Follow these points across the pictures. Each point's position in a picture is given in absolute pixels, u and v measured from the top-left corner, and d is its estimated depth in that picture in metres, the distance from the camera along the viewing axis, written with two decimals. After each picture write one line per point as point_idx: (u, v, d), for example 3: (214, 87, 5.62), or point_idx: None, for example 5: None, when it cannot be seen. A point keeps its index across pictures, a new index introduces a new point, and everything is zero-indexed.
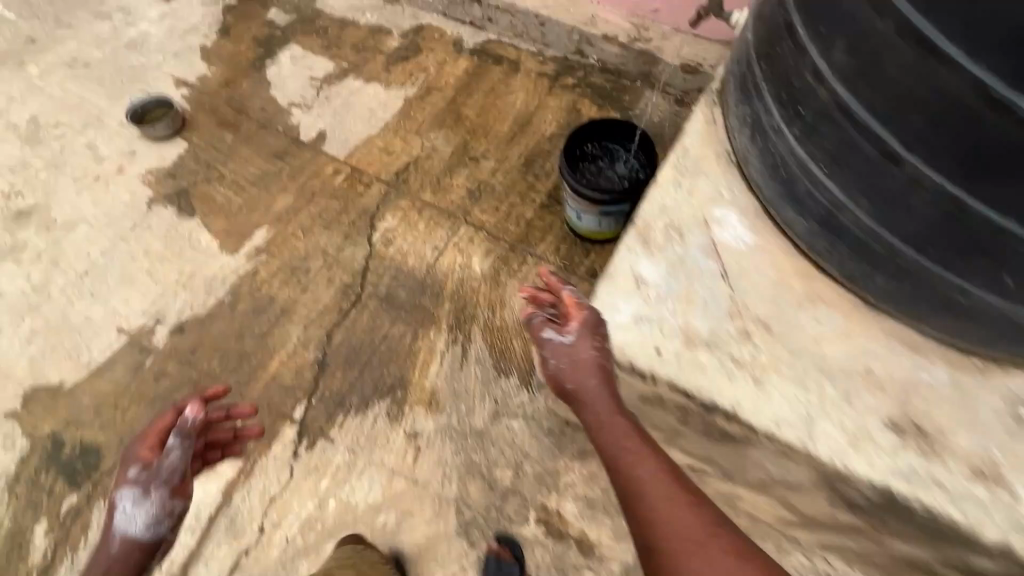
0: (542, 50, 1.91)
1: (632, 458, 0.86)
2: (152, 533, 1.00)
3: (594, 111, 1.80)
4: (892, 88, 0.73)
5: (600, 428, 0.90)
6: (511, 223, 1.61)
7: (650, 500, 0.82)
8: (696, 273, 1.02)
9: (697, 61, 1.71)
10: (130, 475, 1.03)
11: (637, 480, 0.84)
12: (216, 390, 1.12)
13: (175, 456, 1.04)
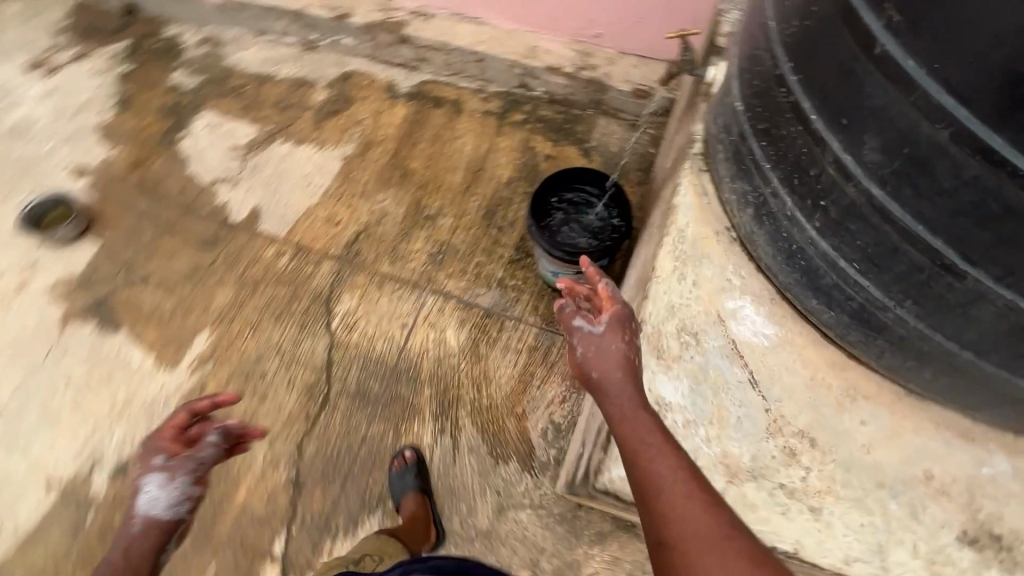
0: (483, 87, 1.79)
1: (649, 450, 0.78)
2: (173, 516, 0.99)
3: (549, 147, 1.69)
4: (948, 201, 0.64)
5: (619, 419, 0.83)
6: (481, 286, 1.48)
7: (665, 495, 0.73)
8: (724, 386, 0.93)
9: (648, 85, 1.62)
10: (156, 462, 0.99)
11: (654, 473, 0.76)
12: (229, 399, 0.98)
13: (202, 454, 0.99)
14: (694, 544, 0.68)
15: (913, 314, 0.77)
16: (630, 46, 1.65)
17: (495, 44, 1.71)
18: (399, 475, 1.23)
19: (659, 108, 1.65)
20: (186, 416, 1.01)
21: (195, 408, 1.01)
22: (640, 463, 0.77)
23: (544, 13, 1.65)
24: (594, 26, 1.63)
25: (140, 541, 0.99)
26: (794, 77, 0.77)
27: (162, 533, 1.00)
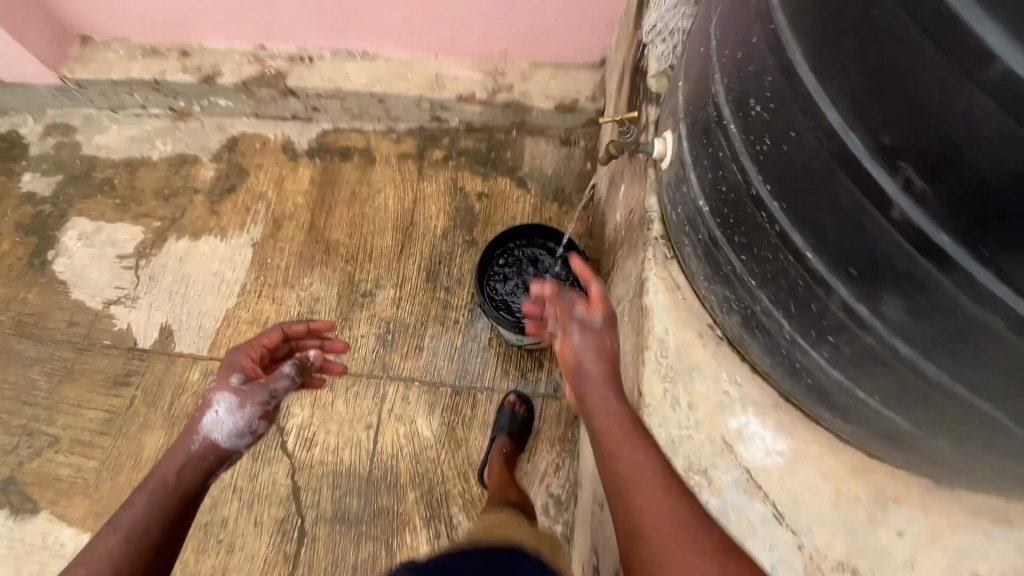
0: (392, 127, 1.60)
1: (626, 447, 0.76)
2: (232, 445, 1.02)
3: (480, 183, 1.55)
4: (981, 356, 0.49)
5: (597, 416, 0.81)
6: (442, 360, 1.35)
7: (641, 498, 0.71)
8: (748, 526, 0.83)
9: (571, 98, 1.48)
10: (233, 381, 1.04)
11: (630, 473, 0.74)
12: (323, 325, 1.10)
13: (278, 384, 1.07)
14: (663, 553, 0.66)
15: (931, 434, 0.63)
16: (542, 57, 1.50)
17: (394, 79, 1.51)
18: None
19: (587, 120, 1.53)
20: (275, 339, 1.08)
21: (286, 332, 1.10)
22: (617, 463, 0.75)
23: (441, 35, 1.46)
24: (499, 42, 1.46)
25: (191, 464, 0.95)
26: (757, 177, 0.59)
27: (215, 460, 0.99)
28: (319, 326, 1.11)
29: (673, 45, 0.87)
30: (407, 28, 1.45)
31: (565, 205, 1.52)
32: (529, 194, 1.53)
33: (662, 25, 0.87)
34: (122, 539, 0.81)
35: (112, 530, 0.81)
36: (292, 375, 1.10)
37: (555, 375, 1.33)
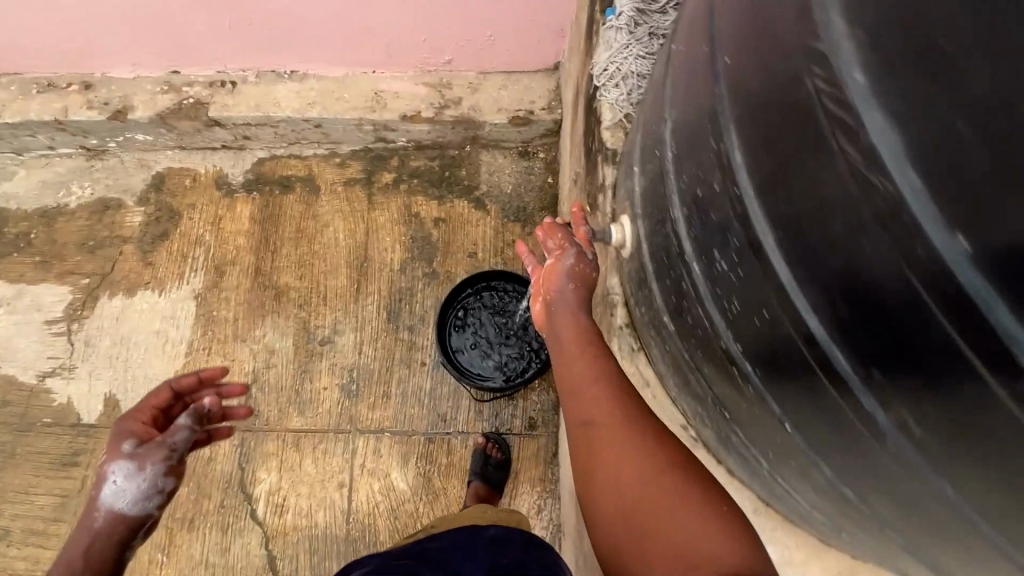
0: (334, 151, 1.46)
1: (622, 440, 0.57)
2: (140, 511, 0.82)
3: (435, 208, 1.44)
4: None
5: (581, 405, 0.61)
6: (410, 407, 1.29)
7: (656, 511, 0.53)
8: None
9: (525, 110, 1.36)
10: (124, 448, 0.82)
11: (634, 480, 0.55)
12: (215, 372, 0.92)
13: (179, 439, 0.85)
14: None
15: None
16: (491, 64, 1.36)
17: (330, 101, 1.37)
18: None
19: (544, 131, 1.41)
20: (166, 397, 0.89)
21: (178, 387, 0.91)
22: (615, 463, 0.57)
23: (376, 49, 1.31)
24: (442, 51, 1.32)
25: (99, 542, 0.79)
26: None
27: (128, 532, 0.82)
28: (208, 372, 0.92)
29: (629, 90, 0.78)
30: (337, 42, 1.29)
31: (529, 225, 1.42)
32: (489, 216, 1.43)
33: (614, 68, 0.78)
34: None
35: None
36: (194, 425, 0.88)
37: (531, 413, 1.28)
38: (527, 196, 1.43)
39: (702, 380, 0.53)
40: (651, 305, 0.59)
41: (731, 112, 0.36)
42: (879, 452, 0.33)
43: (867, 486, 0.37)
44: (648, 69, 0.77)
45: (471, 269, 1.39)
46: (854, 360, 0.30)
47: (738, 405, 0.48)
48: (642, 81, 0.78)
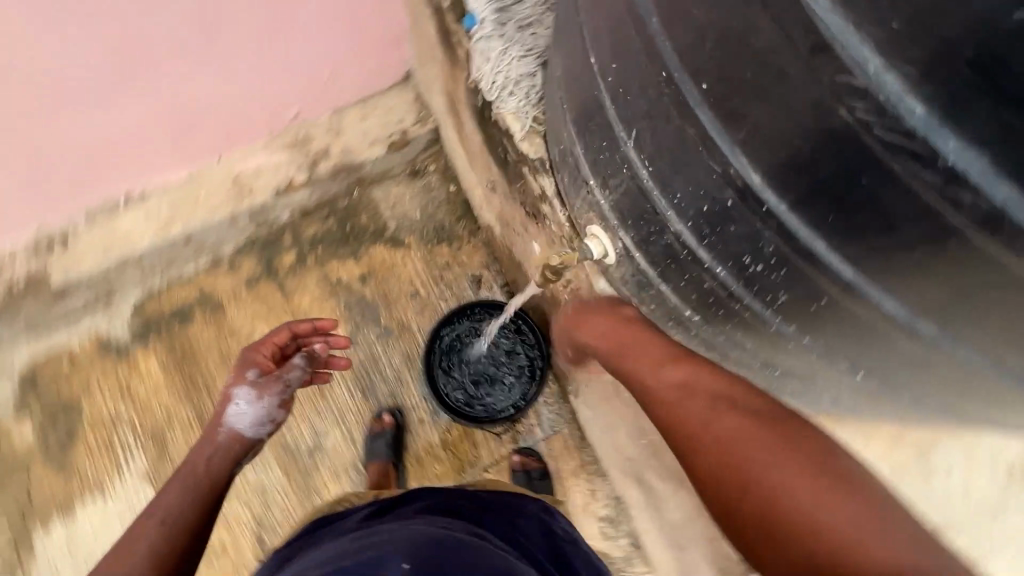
0: (216, 257, 1.29)
1: (751, 450, 0.60)
2: (254, 435, 0.89)
3: (355, 265, 1.34)
4: None
5: (692, 445, 0.64)
6: (430, 466, 1.24)
7: (800, 499, 0.54)
8: None
9: (397, 131, 1.27)
10: (251, 374, 0.90)
11: (765, 486, 0.57)
12: (331, 326, 0.94)
13: (294, 378, 0.93)
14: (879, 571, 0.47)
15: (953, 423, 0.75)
16: (345, 99, 1.20)
17: (186, 209, 1.17)
18: (375, 437, 1.20)
19: (426, 145, 1.33)
20: (286, 337, 0.93)
21: (297, 330, 0.94)
22: (751, 478, 0.58)
23: (207, 131, 1.09)
24: (285, 104, 1.14)
25: (217, 457, 0.85)
26: None
27: (240, 452, 0.88)
28: (326, 322, 0.95)
29: (524, 93, 0.75)
30: (158, 142, 1.06)
31: (455, 241, 1.36)
32: (412, 250, 1.35)
33: (502, 77, 0.74)
34: (159, 524, 0.73)
35: (150, 513, 0.75)
36: (304, 367, 0.95)
37: (544, 415, 1.24)
38: (438, 215, 1.36)
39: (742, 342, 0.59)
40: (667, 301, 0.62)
41: (731, 138, 0.42)
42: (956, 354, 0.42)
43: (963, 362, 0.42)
44: (534, 66, 0.74)
45: (421, 309, 1.32)
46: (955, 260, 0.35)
47: (788, 353, 0.56)
48: (533, 80, 0.75)
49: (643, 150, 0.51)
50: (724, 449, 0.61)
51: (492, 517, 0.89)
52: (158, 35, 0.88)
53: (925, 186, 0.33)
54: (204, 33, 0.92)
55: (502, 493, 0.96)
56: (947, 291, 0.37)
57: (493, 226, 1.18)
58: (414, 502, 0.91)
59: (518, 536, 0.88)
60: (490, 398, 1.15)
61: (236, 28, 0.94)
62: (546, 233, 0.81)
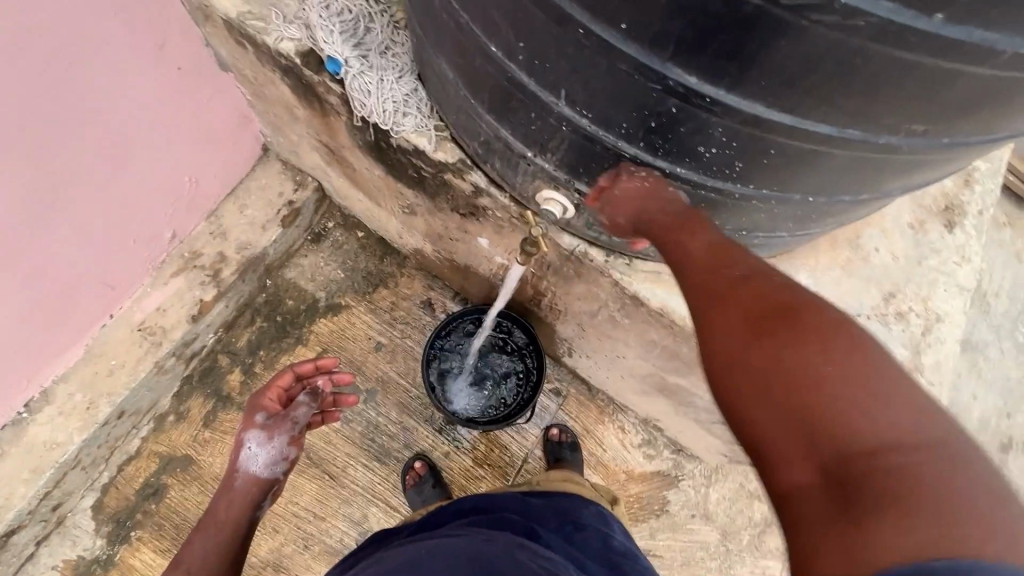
0: (159, 415, 1.18)
1: (803, 356, 0.40)
2: (270, 475, 0.85)
3: (307, 348, 1.26)
4: None
5: (715, 326, 0.46)
6: (475, 486, 1.24)
7: (854, 425, 0.37)
8: None
9: (282, 205, 1.22)
10: (257, 418, 0.84)
11: (829, 398, 0.38)
12: (332, 361, 0.86)
13: (302, 416, 0.86)
14: (938, 536, 0.32)
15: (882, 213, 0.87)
16: (213, 198, 1.16)
17: (103, 384, 1.07)
18: (418, 489, 1.18)
19: (316, 204, 1.29)
20: (290, 379, 0.86)
21: (299, 369, 0.87)
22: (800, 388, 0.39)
23: (96, 292, 1.02)
24: (160, 232, 1.08)
25: (237, 501, 0.82)
26: None
27: (259, 493, 0.84)
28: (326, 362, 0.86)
29: (416, 109, 0.77)
30: (51, 325, 0.97)
31: (392, 278, 1.32)
32: (354, 309, 1.29)
33: (391, 103, 0.77)
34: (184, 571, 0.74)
35: (176, 565, 0.75)
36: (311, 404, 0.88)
37: (549, 388, 1.29)
38: (361, 263, 1.31)
39: None
40: None
41: (659, 58, 0.41)
42: (902, 158, 0.47)
43: (908, 159, 0.47)
44: (412, 80, 0.77)
45: (391, 357, 1.28)
46: (859, 99, 0.39)
47: (754, 219, 0.61)
48: (419, 93, 0.77)
49: (576, 102, 0.50)
50: (751, 342, 0.43)
51: (525, 534, 0.71)
52: (26, 221, 0.82)
53: (831, 32, 0.34)
54: (70, 197, 0.86)
55: (553, 496, 0.83)
56: (894, 110, 0.40)
57: (422, 245, 1.19)
58: (463, 519, 0.77)
59: (574, 550, 0.72)
60: (509, 393, 1.17)
61: (97, 180, 0.89)
62: (491, 223, 0.86)
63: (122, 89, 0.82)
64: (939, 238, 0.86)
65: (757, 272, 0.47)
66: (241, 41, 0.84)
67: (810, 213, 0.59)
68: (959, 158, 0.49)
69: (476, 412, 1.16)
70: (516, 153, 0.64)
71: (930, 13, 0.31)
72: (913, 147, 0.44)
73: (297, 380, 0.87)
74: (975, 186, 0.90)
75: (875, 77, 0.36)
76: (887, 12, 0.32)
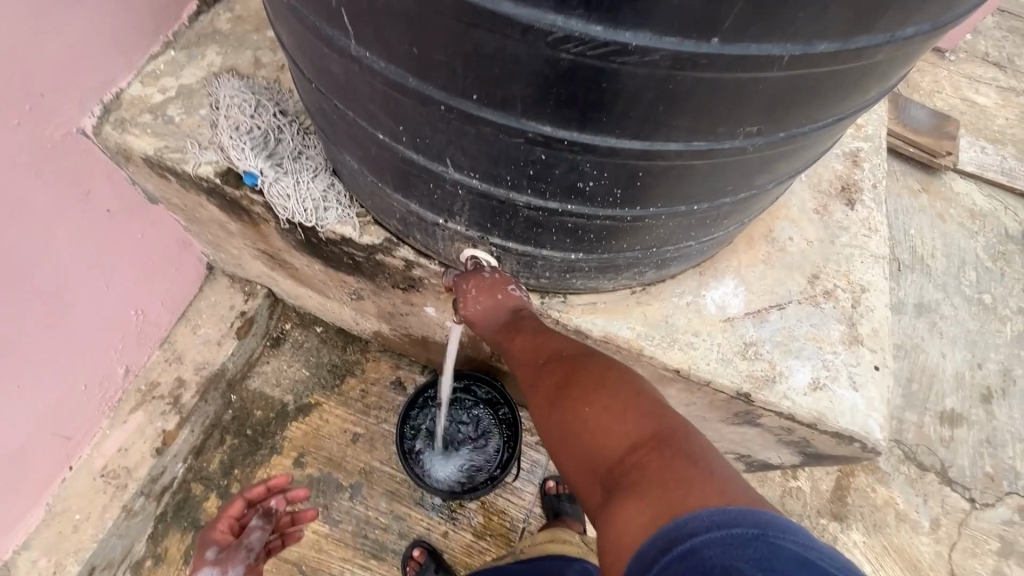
0: (136, 562, 1.13)
1: (575, 402, 0.59)
2: None
3: (283, 457, 1.24)
4: None
5: (534, 406, 0.65)
6: (480, 560, 1.19)
7: (607, 444, 0.55)
8: None
9: (235, 317, 1.23)
10: (210, 553, 0.93)
11: (598, 441, 0.56)
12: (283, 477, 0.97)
13: (255, 541, 0.95)
14: (658, 499, 0.46)
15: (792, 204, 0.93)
16: (164, 326, 1.16)
17: (70, 543, 1.02)
18: None
19: (270, 309, 1.30)
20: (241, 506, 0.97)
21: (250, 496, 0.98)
22: (576, 431, 0.58)
23: (49, 446, 0.99)
24: (111, 370, 1.07)
25: None
26: None
27: None
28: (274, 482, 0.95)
29: (336, 202, 0.82)
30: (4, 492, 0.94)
31: (357, 367, 1.32)
32: (324, 405, 1.28)
33: (310, 200, 0.81)
34: None
35: None
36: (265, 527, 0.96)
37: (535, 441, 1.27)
38: (323, 357, 1.32)
39: (626, 250, 0.67)
40: (550, 263, 0.69)
41: (514, 116, 0.46)
42: (754, 156, 0.52)
43: (759, 156, 0.52)
44: (328, 177, 0.82)
45: (370, 445, 1.25)
46: (690, 115, 0.44)
47: (658, 235, 0.65)
48: (337, 186, 0.83)
49: (462, 165, 0.54)
50: (552, 409, 0.61)
51: None
52: None
53: (640, 67, 0.39)
54: (15, 340, 0.85)
55: (535, 560, 0.86)
56: (723, 118, 0.45)
57: (377, 327, 1.20)
58: None
59: None
60: (492, 445, 1.16)
61: (41, 324, 0.88)
62: (431, 291, 0.88)
63: (54, 239, 0.85)
64: (844, 216, 0.93)
65: (561, 351, 0.67)
66: (163, 173, 0.88)
67: (703, 219, 0.64)
68: (810, 143, 0.55)
69: (472, 476, 1.14)
70: (429, 221, 0.69)
71: (707, 40, 0.37)
72: (756, 146, 0.50)
73: (249, 504, 0.98)
74: (863, 165, 0.99)
75: (691, 95, 0.42)
76: (674, 44, 0.37)
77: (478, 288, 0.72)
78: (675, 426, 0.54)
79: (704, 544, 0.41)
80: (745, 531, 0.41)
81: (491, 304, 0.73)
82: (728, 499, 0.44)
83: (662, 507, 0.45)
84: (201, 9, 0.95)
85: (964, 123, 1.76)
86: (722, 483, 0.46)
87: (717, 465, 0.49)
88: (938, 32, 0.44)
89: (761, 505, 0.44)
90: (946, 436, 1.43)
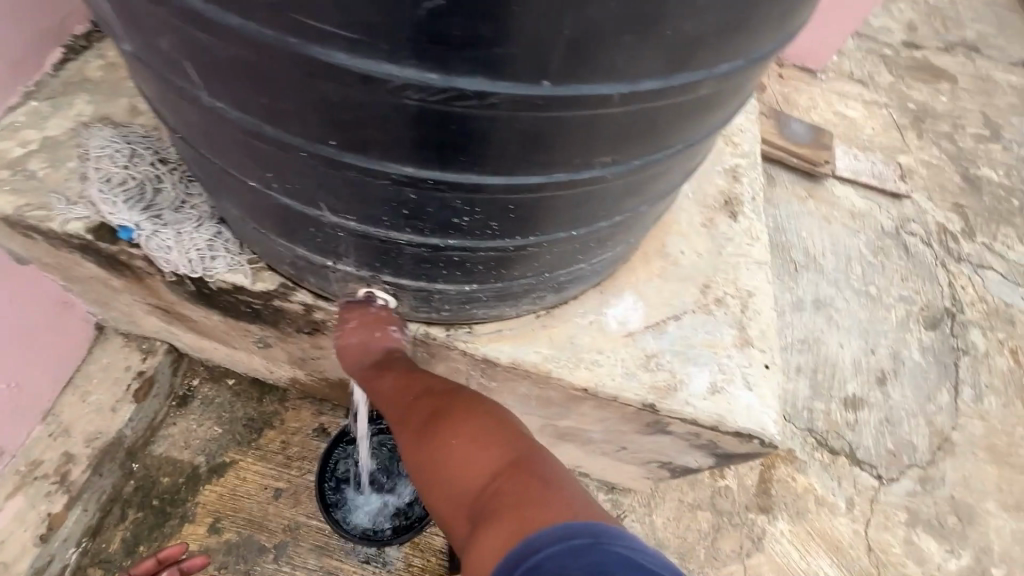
0: None
1: (443, 439, 0.66)
2: None
3: (196, 525, 1.13)
4: None
5: (406, 447, 0.69)
6: None
7: (472, 475, 0.61)
8: None
9: (130, 379, 1.14)
10: None
11: (465, 473, 0.62)
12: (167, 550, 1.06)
13: None
14: (513, 521, 0.53)
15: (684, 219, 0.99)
16: (48, 397, 1.07)
17: None
18: None
19: (173, 366, 1.21)
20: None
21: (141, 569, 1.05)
22: (445, 466, 0.64)
23: None
24: None
25: None
26: None
27: None
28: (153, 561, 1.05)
29: (224, 250, 0.78)
30: None
31: (275, 417, 1.24)
32: (241, 462, 1.19)
33: (194, 251, 0.78)
34: None
35: None
36: None
37: None
38: (237, 411, 1.23)
39: (518, 278, 0.69)
40: (446, 296, 0.69)
41: (374, 159, 0.46)
42: (616, 183, 0.55)
43: (620, 182, 0.56)
44: (213, 225, 0.79)
45: (295, 499, 1.18)
46: (542, 150, 0.46)
47: (546, 261, 0.67)
48: (224, 234, 0.79)
49: (335, 209, 0.54)
50: (423, 449, 0.66)
51: None
52: None
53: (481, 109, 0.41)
54: None
55: None
56: (575, 151, 0.47)
57: (292, 374, 1.15)
58: None
59: None
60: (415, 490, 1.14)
61: None
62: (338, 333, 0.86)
63: None
64: (729, 227, 1.00)
65: (431, 389, 0.72)
66: (28, 233, 0.81)
67: (586, 242, 0.66)
68: (668, 167, 0.59)
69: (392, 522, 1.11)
70: (317, 264, 0.67)
71: (537, 82, 0.39)
72: (614, 174, 0.53)
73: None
74: (743, 180, 1.07)
75: (538, 131, 0.44)
76: (507, 88, 0.39)
77: (357, 319, 0.75)
78: (529, 453, 0.62)
79: (546, 557, 0.48)
80: (583, 540, 0.49)
81: (367, 337, 0.76)
82: (565, 513, 0.52)
83: (515, 529, 0.52)
84: (68, 54, 0.89)
85: (838, 134, 1.96)
86: (564, 499, 0.55)
87: (562, 483, 0.58)
88: (754, 66, 0.50)
89: (595, 516, 0.52)
90: (850, 419, 1.55)
